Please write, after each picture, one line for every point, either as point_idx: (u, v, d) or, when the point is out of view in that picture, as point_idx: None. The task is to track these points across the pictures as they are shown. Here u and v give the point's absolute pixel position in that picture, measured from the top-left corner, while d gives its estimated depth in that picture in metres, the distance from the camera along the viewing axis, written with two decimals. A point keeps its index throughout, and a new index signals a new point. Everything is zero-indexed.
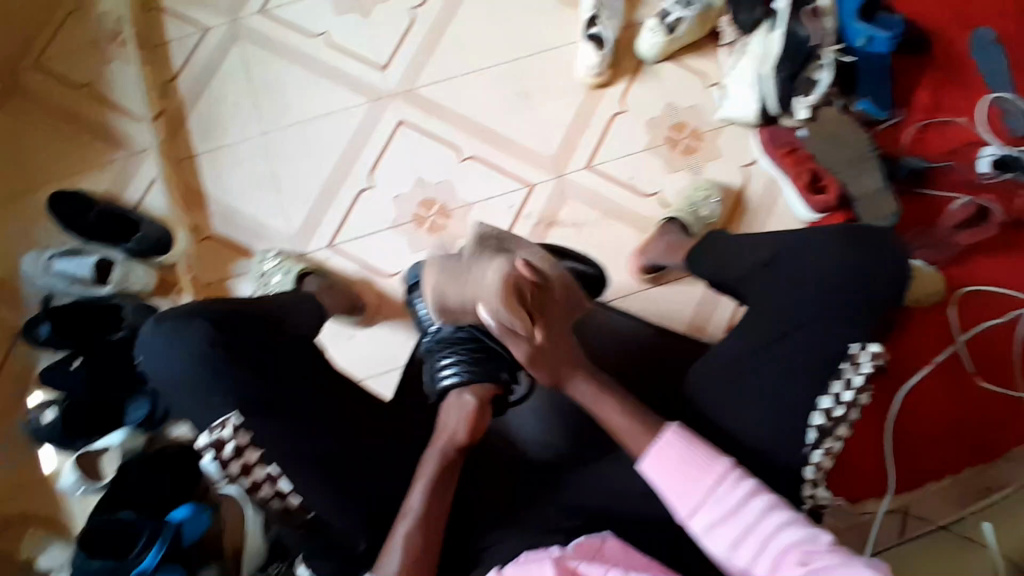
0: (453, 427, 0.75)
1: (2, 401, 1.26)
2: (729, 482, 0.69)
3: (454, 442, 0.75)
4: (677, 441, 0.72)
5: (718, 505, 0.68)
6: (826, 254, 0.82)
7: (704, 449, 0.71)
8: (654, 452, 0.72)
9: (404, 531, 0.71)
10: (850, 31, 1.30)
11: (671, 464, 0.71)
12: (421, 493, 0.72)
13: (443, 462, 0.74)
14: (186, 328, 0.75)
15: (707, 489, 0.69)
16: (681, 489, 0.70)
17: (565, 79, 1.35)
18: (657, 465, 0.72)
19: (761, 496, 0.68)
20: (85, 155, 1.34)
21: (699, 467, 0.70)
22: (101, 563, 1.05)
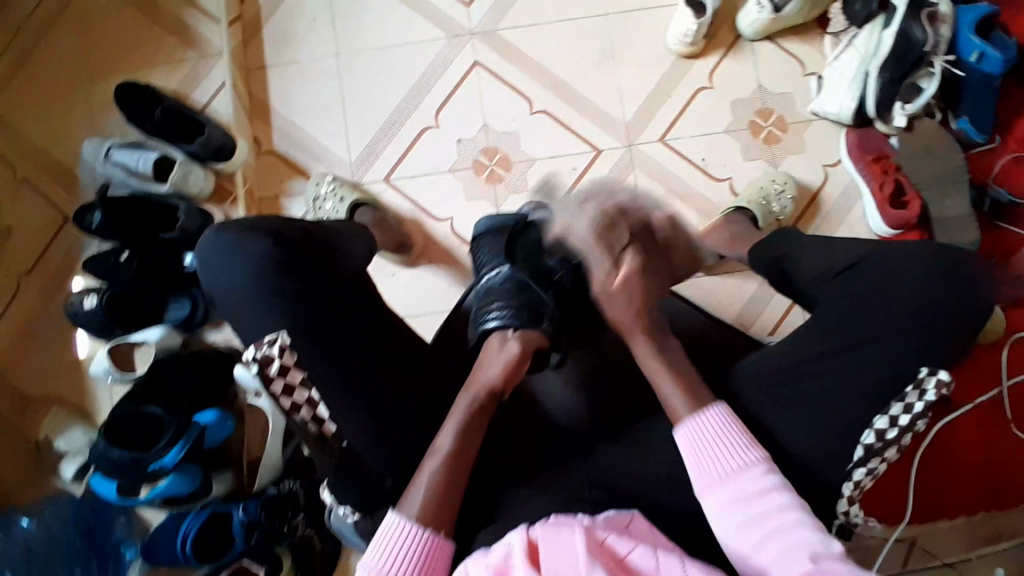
0: (492, 375, 0.75)
1: (48, 280, 1.28)
2: (757, 469, 0.67)
3: (490, 387, 0.74)
4: (719, 418, 0.71)
5: (736, 486, 0.67)
6: (917, 273, 0.76)
7: (741, 431, 0.70)
8: (692, 422, 0.71)
9: (432, 468, 0.70)
10: (962, 43, 1.15)
11: (702, 439, 0.70)
12: (453, 432, 0.72)
13: (479, 403, 0.74)
14: (252, 241, 0.76)
15: (732, 467, 0.68)
16: (706, 462, 0.69)
17: (655, 44, 1.29)
18: (692, 433, 0.71)
19: (785, 491, 0.66)
20: (158, 49, 1.33)
21: (730, 446, 0.69)
22: (122, 454, 1.04)
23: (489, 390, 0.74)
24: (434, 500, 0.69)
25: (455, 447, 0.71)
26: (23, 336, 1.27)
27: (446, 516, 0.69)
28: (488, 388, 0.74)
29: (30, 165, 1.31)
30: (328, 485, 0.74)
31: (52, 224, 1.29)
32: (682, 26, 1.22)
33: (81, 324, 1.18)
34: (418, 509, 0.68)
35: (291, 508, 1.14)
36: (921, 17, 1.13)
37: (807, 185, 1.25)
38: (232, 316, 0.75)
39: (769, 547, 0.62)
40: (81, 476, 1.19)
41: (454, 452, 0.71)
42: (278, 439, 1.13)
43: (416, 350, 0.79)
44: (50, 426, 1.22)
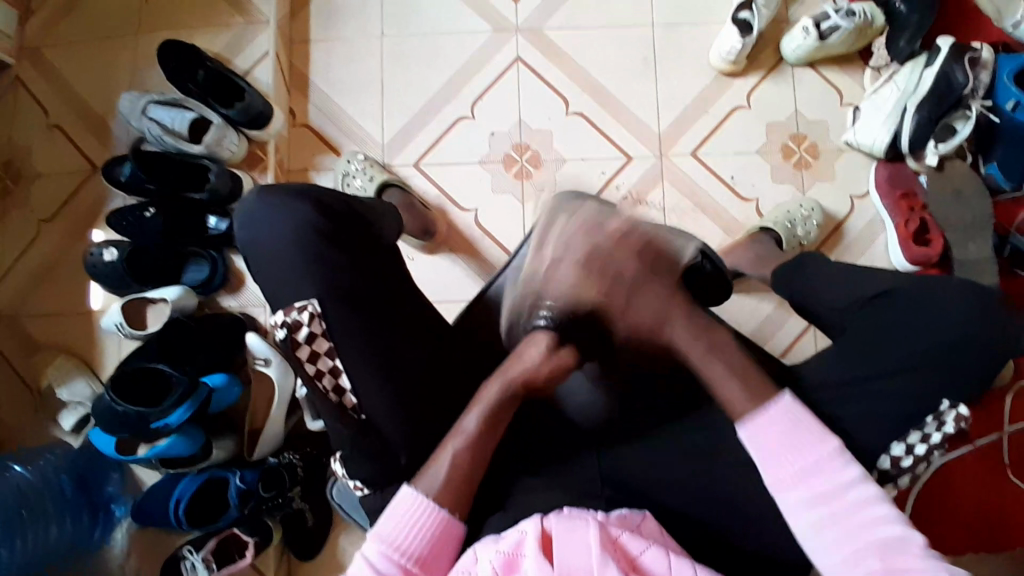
0: (527, 365, 0.73)
1: (70, 227, 1.28)
2: (836, 463, 0.66)
3: (524, 376, 0.73)
4: (788, 410, 0.69)
5: (818, 485, 0.65)
6: (947, 308, 0.75)
7: (814, 425, 0.68)
8: (759, 419, 0.69)
9: (455, 447, 0.70)
10: (1001, 89, 1.14)
11: (773, 433, 0.68)
12: (477, 416, 0.72)
13: (511, 389, 0.73)
14: (294, 204, 0.77)
15: (806, 465, 0.66)
16: (780, 458, 0.67)
17: (697, 60, 1.30)
18: (761, 433, 0.69)
19: (868, 486, 0.65)
20: (205, 11, 1.33)
21: (807, 442, 0.67)
22: (128, 409, 1.02)
23: (521, 378, 0.73)
24: (451, 482, 0.69)
25: (477, 429, 0.71)
26: (38, 281, 1.27)
27: (459, 500, 0.69)
28: (520, 377, 0.73)
29: (65, 111, 1.31)
30: (341, 457, 0.74)
31: (80, 172, 1.29)
32: (727, 44, 1.23)
33: (98, 278, 1.18)
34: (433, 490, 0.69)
35: (289, 480, 1.11)
36: (963, 61, 1.14)
37: (833, 214, 1.26)
38: (264, 277, 0.75)
39: (855, 547, 0.63)
40: (81, 428, 1.19)
41: (481, 430, 0.71)
42: (283, 409, 1.13)
43: (439, 330, 0.79)
44: (55, 374, 1.20)
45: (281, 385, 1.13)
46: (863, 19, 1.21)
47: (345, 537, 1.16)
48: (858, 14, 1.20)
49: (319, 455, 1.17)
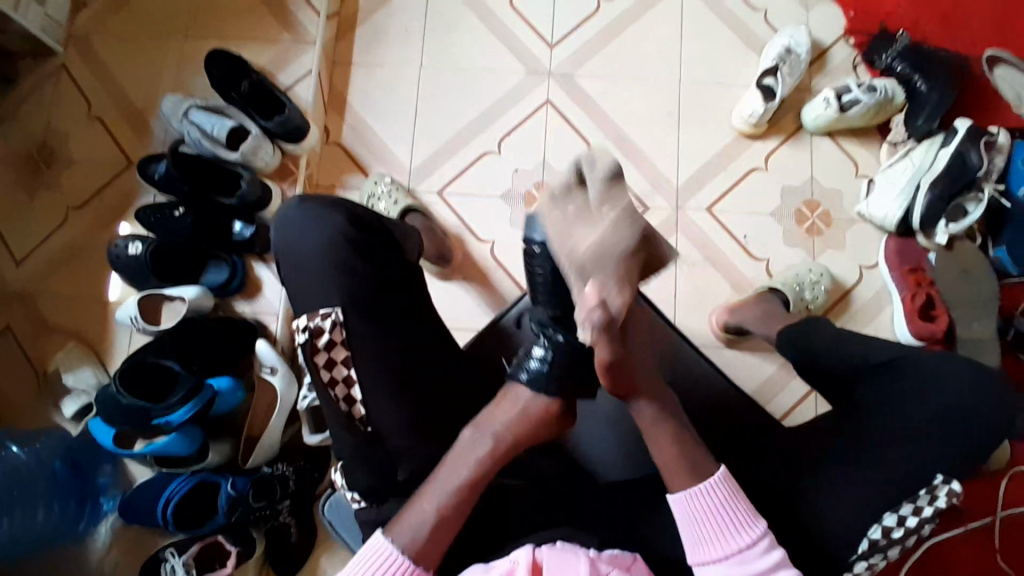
0: (506, 433, 0.72)
1: (98, 218, 1.31)
2: (758, 548, 0.69)
3: (505, 442, 0.71)
4: (722, 486, 0.71)
5: (740, 564, 0.68)
6: (948, 385, 0.77)
7: (745, 504, 0.71)
8: (693, 492, 0.71)
9: (479, 447, 0.71)
10: (1014, 173, 1.21)
11: (704, 509, 0.70)
12: (507, 415, 0.72)
13: (489, 455, 0.71)
14: (329, 217, 0.79)
15: (732, 545, 0.69)
16: (707, 538, 0.70)
17: (720, 119, 1.35)
18: (691, 508, 0.70)
19: (785, 567, 0.68)
20: (255, 26, 1.39)
21: (737, 521, 0.70)
22: (132, 402, 1.04)
23: (502, 446, 0.71)
24: (424, 538, 0.68)
25: (453, 491, 0.70)
26: (57, 264, 1.30)
27: (435, 546, 0.68)
28: (499, 446, 0.71)
29: (109, 106, 1.36)
30: (341, 467, 0.75)
31: (113, 166, 1.34)
32: (750, 107, 1.28)
33: (120, 269, 1.21)
34: (412, 525, 0.68)
35: (280, 492, 1.11)
36: (979, 144, 1.19)
37: (841, 281, 1.28)
38: (292, 285, 0.78)
39: None
40: (82, 416, 1.21)
41: (460, 489, 0.70)
42: (282, 417, 1.14)
43: (450, 355, 0.81)
44: (63, 360, 1.22)
45: (282, 395, 1.14)
46: (883, 95, 1.25)
47: (326, 558, 1.15)
48: (879, 91, 1.25)
49: (310, 470, 1.16)
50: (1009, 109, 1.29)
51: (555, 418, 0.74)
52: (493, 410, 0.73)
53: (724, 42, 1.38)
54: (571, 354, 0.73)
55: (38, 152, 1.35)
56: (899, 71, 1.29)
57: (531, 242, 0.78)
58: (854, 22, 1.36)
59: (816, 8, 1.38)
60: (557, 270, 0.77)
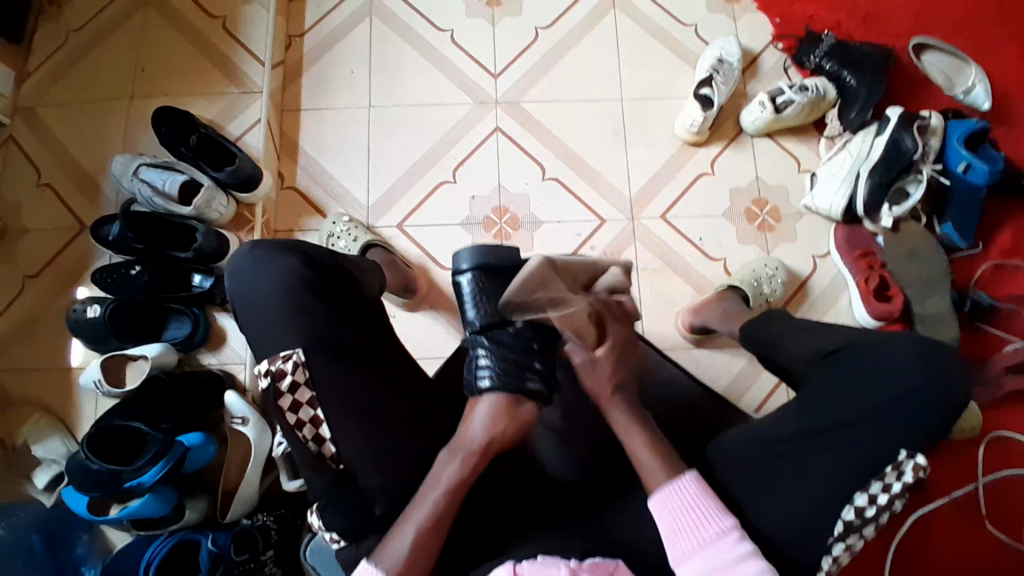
0: (477, 441, 0.73)
1: (54, 284, 1.29)
2: (728, 538, 0.69)
3: (477, 453, 0.73)
4: (691, 486, 0.72)
5: (712, 557, 0.68)
6: (903, 360, 0.79)
7: (714, 500, 0.71)
8: (664, 491, 0.72)
9: (461, 463, 0.72)
10: (951, 153, 1.25)
11: (676, 507, 0.71)
12: (484, 428, 0.73)
13: (465, 472, 0.72)
14: (283, 259, 0.80)
15: (702, 538, 0.69)
16: (678, 534, 0.70)
17: (665, 130, 1.40)
18: (665, 507, 0.71)
19: (757, 559, 0.67)
20: (202, 80, 1.41)
21: (706, 516, 0.70)
22: (100, 467, 1.00)
23: (478, 455, 0.72)
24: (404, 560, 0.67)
25: (430, 513, 0.69)
26: (17, 335, 1.27)
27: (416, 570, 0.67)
28: (475, 456, 0.73)
29: (58, 172, 1.36)
30: (317, 508, 0.71)
31: (67, 231, 1.32)
32: (690, 116, 1.33)
33: (79, 334, 1.19)
34: (396, 564, 0.67)
35: (262, 542, 1.07)
36: (912, 129, 1.24)
37: (796, 272, 1.32)
38: (250, 328, 0.78)
39: None
40: (54, 487, 1.17)
41: (433, 515, 0.69)
42: (258, 468, 1.12)
43: (417, 381, 0.81)
44: (31, 432, 1.19)
45: (257, 445, 1.12)
46: (815, 93, 1.31)
47: None
48: (811, 90, 1.32)
49: (292, 518, 1.14)
50: (939, 91, 1.36)
51: (511, 427, 0.74)
52: (471, 424, 0.75)
53: (661, 57, 1.43)
54: (514, 361, 0.76)
55: None
56: (828, 69, 1.35)
57: (458, 272, 0.85)
58: (780, 27, 1.43)
59: (744, 17, 1.45)
60: (486, 288, 0.83)
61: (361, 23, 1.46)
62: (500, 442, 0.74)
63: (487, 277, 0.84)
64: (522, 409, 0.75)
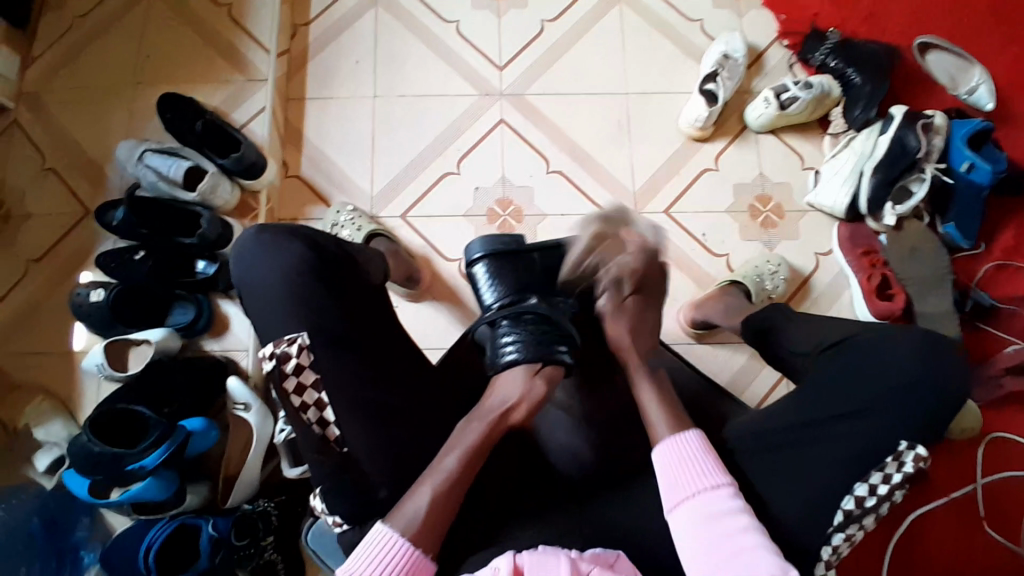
0: (511, 402, 0.76)
1: (58, 269, 1.29)
2: (722, 491, 0.70)
3: (504, 417, 0.75)
4: (695, 442, 0.74)
5: (703, 504, 0.69)
6: (906, 355, 0.79)
7: (714, 456, 0.73)
8: (671, 441, 0.75)
9: (477, 428, 0.74)
10: (955, 152, 1.26)
11: (681, 454, 0.73)
12: (503, 393, 0.77)
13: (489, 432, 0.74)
14: (288, 243, 0.80)
15: (697, 486, 0.71)
16: (677, 481, 0.72)
17: (669, 125, 1.40)
18: (669, 452, 0.74)
19: (747, 514, 0.68)
20: (206, 68, 1.41)
21: (705, 466, 0.72)
22: (103, 449, 1.00)
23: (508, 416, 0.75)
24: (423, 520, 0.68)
25: (449, 472, 0.70)
26: (20, 320, 1.27)
27: (432, 533, 0.68)
28: (505, 416, 0.76)
29: (60, 157, 1.36)
30: (320, 493, 0.74)
31: (70, 216, 1.32)
32: (695, 111, 1.34)
33: (82, 318, 1.20)
34: (409, 527, 0.67)
35: (263, 528, 1.08)
36: (916, 128, 1.24)
37: (799, 269, 1.32)
38: (255, 312, 0.78)
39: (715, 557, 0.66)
40: (55, 469, 1.16)
41: (453, 472, 0.70)
42: (260, 452, 1.12)
43: (419, 366, 0.81)
44: (32, 414, 1.19)
45: (258, 431, 1.12)
46: (819, 91, 1.32)
47: None
48: (816, 87, 1.32)
49: (293, 503, 1.15)
50: (944, 90, 1.36)
51: (532, 393, 0.77)
52: (491, 393, 0.78)
53: (666, 52, 1.43)
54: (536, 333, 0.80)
55: None
56: (833, 66, 1.36)
57: (471, 263, 0.93)
58: (786, 23, 1.43)
59: (749, 14, 1.45)
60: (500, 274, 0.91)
61: (367, 13, 1.46)
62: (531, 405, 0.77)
63: (501, 265, 0.91)
64: (537, 381, 0.78)
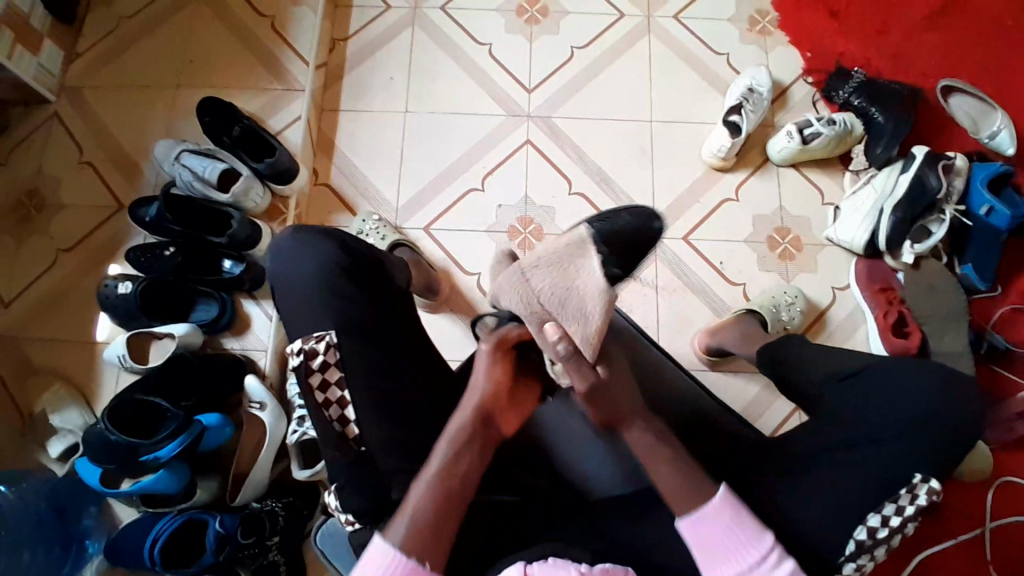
0: (482, 381, 0.74)
1: (88, 260, 1.33)
2: (767, 563, 0.69)
3: (479, 402, 0.73)
4: (724, 507, 0.70)
5: None
6: (922, 389, 0.79)
7: (749, 522, 0.70)
8: (699, 516, 0.70)
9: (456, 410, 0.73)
10: (974, 194, 1.26)
11: (713, 530, 0.70)
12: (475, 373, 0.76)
13: (476, 418, 0.72)
14: (322, 245, 0.82)
15: (745, 562, 0.69)
16: (721, 555, 0.69)
17: (692, 153, 1.42)
18: (699, 534, 0.70)
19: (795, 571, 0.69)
20: (246, 75, 1.46)
21: (743, 528, 0.70)
22: (121, 437, 1.02)
23: (486, 397, 0.73)
24: (424, 520, 0.66)
25: (447, 467, 0.69)
26: (47, 307, 1.30)
27: (440, 542, 0.65)
28: (486, 396, 0.73)
29: (99, 152, 1.40)
30: (334, 489, 0.73)
31: (104, 209, 1.36)
32: (717, 142, 1.36)
33: (108, 309, 1.22)
34: (401, 531, 0.65)
35: (270, 527, 1.08)
36: (936, 168, 1.25)
37: (815, 302, 1.33)
38: (286, 309, 0.80)
39: None
40: (67, 456, 1.19)
41: (446, 460, 0.69)
42: (271, 452, 1.13)
43: (438, 371, 0.82)
44: (49, 402, 1.22)
45: (271, 431, 1.14)
46: (842, 128, 1.34)
47: None
48: (838, 124, 1.34)
49: (300, 506, 1.14)
50: (964, 134, 1.38)
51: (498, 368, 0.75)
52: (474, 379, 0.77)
53: (692, 84, 1.47)
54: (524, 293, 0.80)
55: (28, 198, 1.37)
56: (856, 105, 1.39)
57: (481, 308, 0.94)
58: (811, 61, 1.47)
59: (775, 50, 1.48)
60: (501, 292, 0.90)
61: (403, 31, 1.51)
62: (507, 383, 0.75)
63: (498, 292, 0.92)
64: (482, 346, 0.75)
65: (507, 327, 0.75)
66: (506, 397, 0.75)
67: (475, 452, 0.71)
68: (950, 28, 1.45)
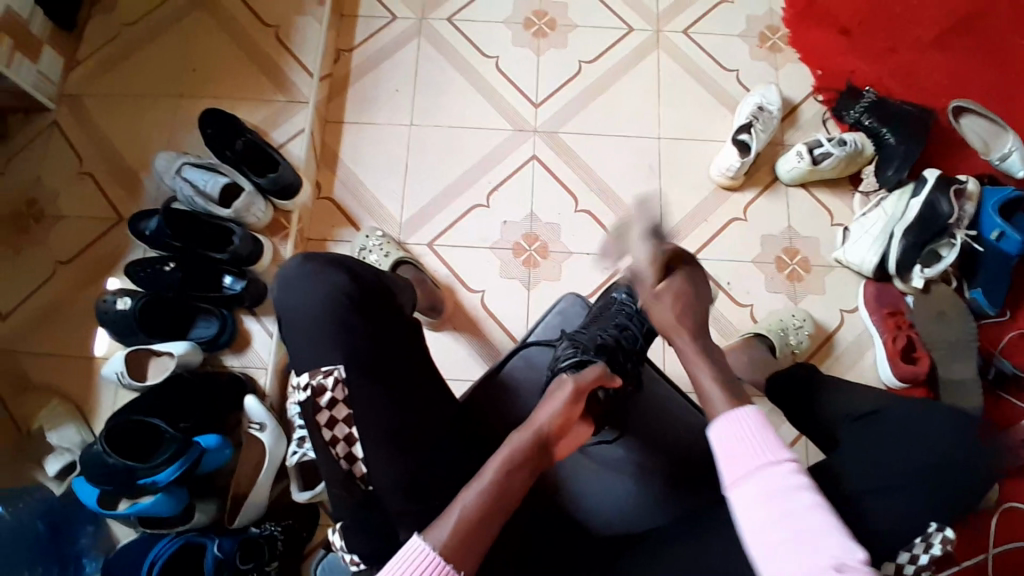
0: (552, 415, 0.71)
1: (88, 275, 1.31)
2: (785, 468, 0.63)
3: (549, 436, 0.70)
4: (753, 418, 0.68)
5: (764, 481, 0.63)
6: (935, 431, 0.78)
7: (775, 434, 0.66)
8: (729, 418, 0.68)
9: (523, 439, 0.70)
10: (985, 219, 1.24)
11: (739, 431, 0.67)
12: (551, 411, 0.72)
13: (533, 444, 0.69)
14: (331, 274, 0.81)
15: (760, 461, 0.64)
16: (734, 454, 0.66)
17: (699, 171, 1.40)
18: (726, 429, 0.68)
19: (813, 493, 0.62)
20: (249, 86, 1.44)
21: (766, 443, 0.65)
22: (117, 462, 0.99)
23: (548, 428, 0.70)
24: (463, 528, 0.64)
25: (494, 488, 0.66)
26: (46, 321, 1.28)
27: (472, 551, 0.63)
28: (551, 429, 0.71)
29: (99, 162, 1.38)
30: (340, 528, 0.73)
31: (102, 221, 1.34)
32: (726, 161, 1.34)
33: (106, 324, 1.20)
34: (443, 538, 0.63)
35: (268, 553, 1.07)
36: (948, 193, 1.23)
37: (823, 324, 1.32)
38: (292, 339, 0.79)
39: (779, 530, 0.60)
40: (66, 474, 1.16)
41: (497, 485, 0.67)
42: (270, 474, 1.12)
43: (445, 404, 0.80)
44: (47, 417, 1.20)
45: (271, 450, 1.13)
46: (853, 148, 1.32)
47: None
48: (849, 144, 1.32)
49: (299, 529, 1.16)
50: (976, 156, 1.36)
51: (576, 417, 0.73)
52: (540, 408, 0.73)
53: (701, 99, 1.45)
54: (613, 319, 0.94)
55: (26, 209, 1.35)
56: (868, 125, 1.36)
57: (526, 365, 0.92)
58: (822, 79, 1.45)
59: (785, 67, 1.47)
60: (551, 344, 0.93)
61: (410, 42, 1.49)
62: (572, 420, 0.72)
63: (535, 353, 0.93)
64: (560, 384, 0.74)
65: (595, 373, 0.75)
66: (568, 429, 0.72)
67: (526, 476, 0.69)
68: (961, 48, 1.43)
